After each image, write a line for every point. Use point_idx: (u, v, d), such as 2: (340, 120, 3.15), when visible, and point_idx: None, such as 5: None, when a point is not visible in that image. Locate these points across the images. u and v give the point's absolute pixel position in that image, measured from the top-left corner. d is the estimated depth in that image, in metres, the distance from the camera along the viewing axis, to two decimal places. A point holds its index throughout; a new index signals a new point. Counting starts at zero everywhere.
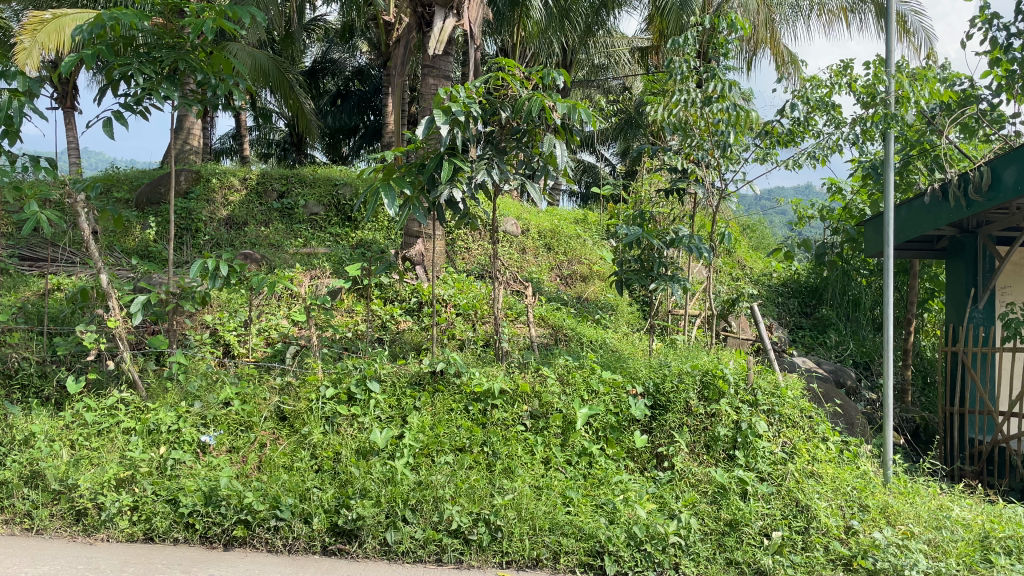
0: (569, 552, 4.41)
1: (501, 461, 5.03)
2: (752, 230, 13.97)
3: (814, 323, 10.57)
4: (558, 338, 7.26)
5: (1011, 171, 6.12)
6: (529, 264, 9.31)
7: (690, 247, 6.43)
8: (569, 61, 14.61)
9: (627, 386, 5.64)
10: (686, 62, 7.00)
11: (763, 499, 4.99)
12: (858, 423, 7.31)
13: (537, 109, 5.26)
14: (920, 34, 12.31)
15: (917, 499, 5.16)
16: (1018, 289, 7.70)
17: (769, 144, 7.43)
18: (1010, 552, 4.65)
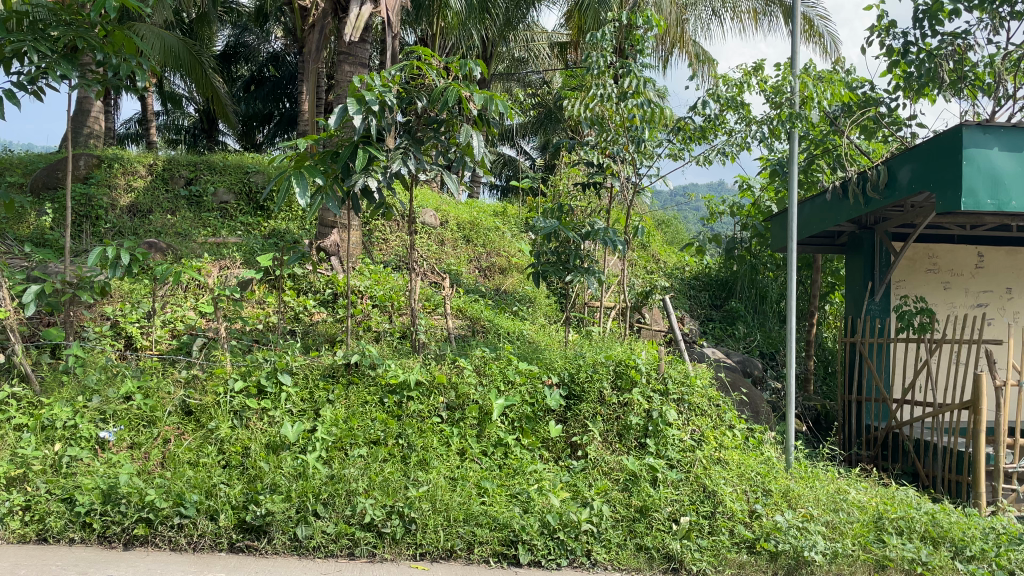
0: (483, 542, 4.45)
1: (416, 453, 4.99)
2: (667, 225, 14.27)
3: (724, 315, 10.86)
4: (475, 330, 7.27)
5: (904, 171, 6.44)
6: (448, 256, 9.26)
7: (605, 241, 6.56)
8: (490, 54, 14.58)
9: (542, 376, 5.67)
10: (604, 56, 7.05)
11: (672, 485, 5.12)
12: (763, 411, 7.61)
13: (454, 98, 5.23)
14: (826, 38, 12.84)
15: (817, 483, 5.39)
16: (911, 283, 8.13)
17: (682, 140, 7.58)
18: (901, 531, 4.91)
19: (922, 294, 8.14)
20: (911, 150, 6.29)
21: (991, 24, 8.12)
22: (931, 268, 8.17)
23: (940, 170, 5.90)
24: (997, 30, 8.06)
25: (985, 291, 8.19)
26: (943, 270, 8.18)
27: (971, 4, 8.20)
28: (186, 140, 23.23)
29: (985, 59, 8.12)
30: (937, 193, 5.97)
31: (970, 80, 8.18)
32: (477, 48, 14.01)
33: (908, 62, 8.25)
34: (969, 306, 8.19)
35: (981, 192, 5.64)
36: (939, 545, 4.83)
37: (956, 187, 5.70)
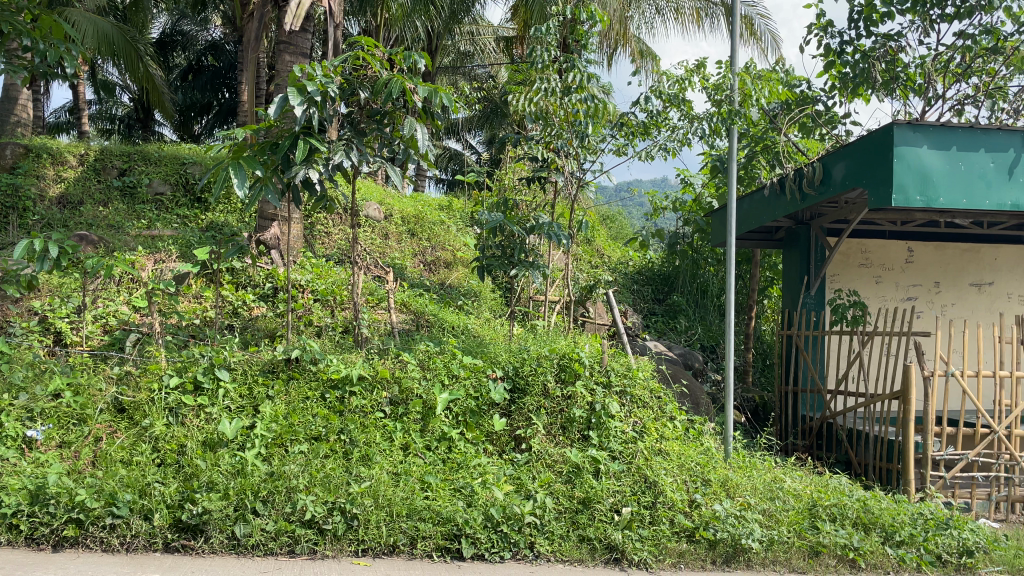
0: (426, 537, 4.44)
1: (358, 449, 4.94)
2: (611, 220, 14.42)
3: (666, 309, 11.02)
4: (419, 324, 7.24)
5: (838, 167, 6.62)
6: (392, 250, 9.19)
7: (550, 235, 6.53)
8: (435, 47, 14.47)
9: (487, 369, 5.66)
10: (548, 51, 7.06)
11: (614, 476, 5.17)
12: (703, 403, 7.77)
13: (398, 90, 5.18)
14: (765, 38, 13.10)
15: (754, 473, 5.51)
16: (845, 277, 8.38)
17: (626, 136, 7.65)
18: (834, 518, 5.05)
19: (856, 287, 8.39)
20: (845, 148, 6.46)
21: (922, 26, 8.41)
22: (864, 262, 8.43)
23: (873, 168, 6.08)
24: (928, 33, 8.36)
25: (915, 285, 8.49)
26: (875, 265, 8.45)
27: (904, 7, 8.48)
28: (121, 130, 22.54)
29: (916, 60, 8.40)
30: (870, 189, 6.15)
31: (902, 81, 8.46)
32: (422, 41, 13.91)
33: (844, 61, 8.49)
34: (899, 299, 8.48)
35: (911, 189, 5.83)
36: (870, 530, 4.99)
37: (888, 184, 5.88)
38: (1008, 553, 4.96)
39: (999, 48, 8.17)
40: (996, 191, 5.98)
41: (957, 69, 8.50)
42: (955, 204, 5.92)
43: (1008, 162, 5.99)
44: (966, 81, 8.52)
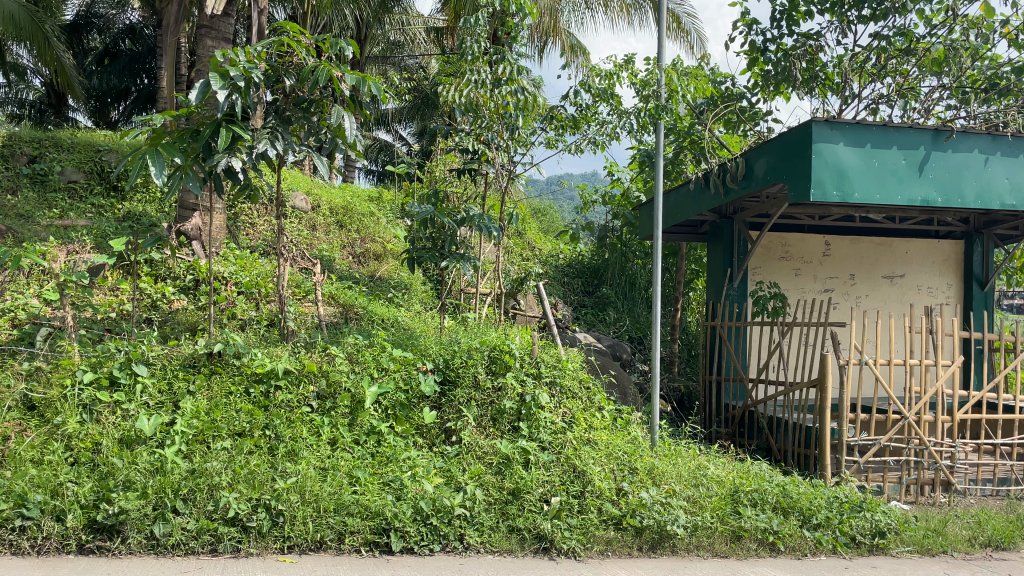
0: (354, 532, 4.39)
1: (284, 444, 4.85)
2: (543, 214, 14.52)
3: (595, 301, 11.15)
4: (348, 317, 7.16)
5: (760, 163, 6.82)
6: (320, 242, 9.03)
7: (481, 227, 6.53)
8: (364, 35, 14.25)
9: (417, 362, 5.60)
10: (478, 42, 7.03)
11: (543, 467, 5.21)
12: (630, 392, 7.91)
13: (325, 78, 5.07)
14: (692, 35, 13.36)
15: (679, 460, 5.64)
16: (767, 270, 8.65)
17: (556, 129, 7.69)
18: (755, 503, 5.20)
19: (776, 280, 8.66)
20: (767, 144, 6.66)
21: (840, 26, 8.71)
22: (784, 255, 8.71)
23: (793, 163, 6.28)
24: (845, 33, 8.67)
25: (831, 277, 8.81)
26: (794, 258, 8.73)
27: (823, 8, 8.77)
28: (30, 115, 21.50)
29: (834, 60, 8.71)
30: (790, 184, 6.35)
31: (821, 80, 8.77)
32: (351, 29, 13.69)
33: (767, 60, 8.74)
34: (817, 291, 8.79)
35: (828, 184, 6.05)
36: (789, 514, 5.16)
37: (806, 179, 6.09)
38: (917, 533, 5.21)
39: (912, 50, 8.54)
40: (907, 186, 6.23)
41: (872, 69, 8.85)
42: (870, 199, 6.16)
43: (919, 159, 6.24)
44: (880, 81, 8.87)
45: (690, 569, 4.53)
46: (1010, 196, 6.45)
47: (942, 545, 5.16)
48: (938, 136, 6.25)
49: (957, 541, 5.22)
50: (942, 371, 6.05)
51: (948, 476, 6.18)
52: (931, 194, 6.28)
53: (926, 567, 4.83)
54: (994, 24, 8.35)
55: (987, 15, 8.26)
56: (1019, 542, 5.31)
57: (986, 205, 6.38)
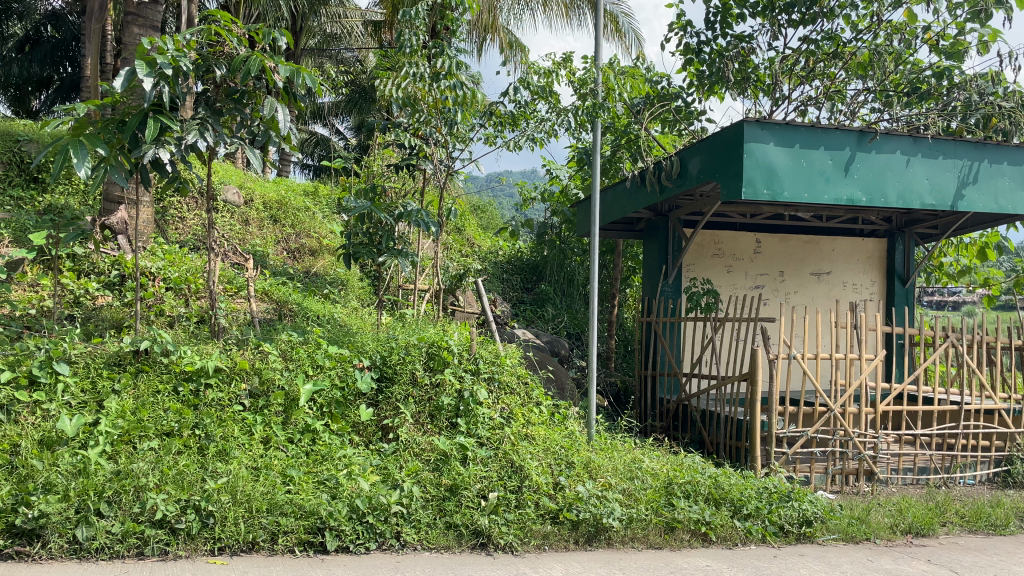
0: (287, 532, 4.31)
1: (214, 444, 4.73)
2: (482, 211, 14.51)
3: (534, 298, 11.19)
4: (282, 314, 7.03)
5: (694, 161, 6.97)
6: (253, 236, 8.83)
7: (418, 223, 6.39)
8: (299, 28, 14.00)
9: (353, 359, 5.53)
10: (416, 35, 6.95)
11: (481, 463, 5.21)
12: (568, 387, 7.98)
13: (257, 69, 4.96)
14: (629, 35, 13.52)
15: (615, 454, 5.71)
16: (701, 266, 8.83)
17: (495, 126, 7.68)
18: (688, 495, 5.31)
19: (710, 277, 8.85)
20: (701, 143, 6.80)
21: (772, 30, 8.95)
22: (717, 252, 8.90)
23: (725, 162, 6.43)
24: (777, 36, 8.91)
25: (762, 274, 9.05)
26: (727, 255, 8.94)
27: (755, 10, 8.99)
28: None
29: (766, 62, 8.94)
30: (722, 183, 6.50)
31: (753, 81, 9.00)
32: (286, 20, 13.43)
33: (702, 60, 8.93)
34: (748, 287, 9.01)
35: (759, 183, 6.22)
36: (720, 505, 5.28)
37: (738, 177, 6.24)
38: (843, 521, 5.39)
39: (840, 54, 8.83)
40: (833, 186, 6.43)
41: (801, 72, 9.12)
42: (798, 198, 6.34)
43: (844, 159, 6.45)
44: (809, 84, 9.15)
45: (625, 561, 4.60)
46: (931, 196, 6.68)
47: (866, 533, 5.35)
48: (863, 137, 6.46)
49: (879, 528, 5.42)
50: (865, 365, 6.26)
51: (871, 466, 6.40)
52: (856, 194, 6.49)
53: (850, 553, 5.01)
54: (916, 30, 8.70)
55: (910, 21, 8.59)
56: (936, 528, 5.54)
57: (908, 205, 6.61)
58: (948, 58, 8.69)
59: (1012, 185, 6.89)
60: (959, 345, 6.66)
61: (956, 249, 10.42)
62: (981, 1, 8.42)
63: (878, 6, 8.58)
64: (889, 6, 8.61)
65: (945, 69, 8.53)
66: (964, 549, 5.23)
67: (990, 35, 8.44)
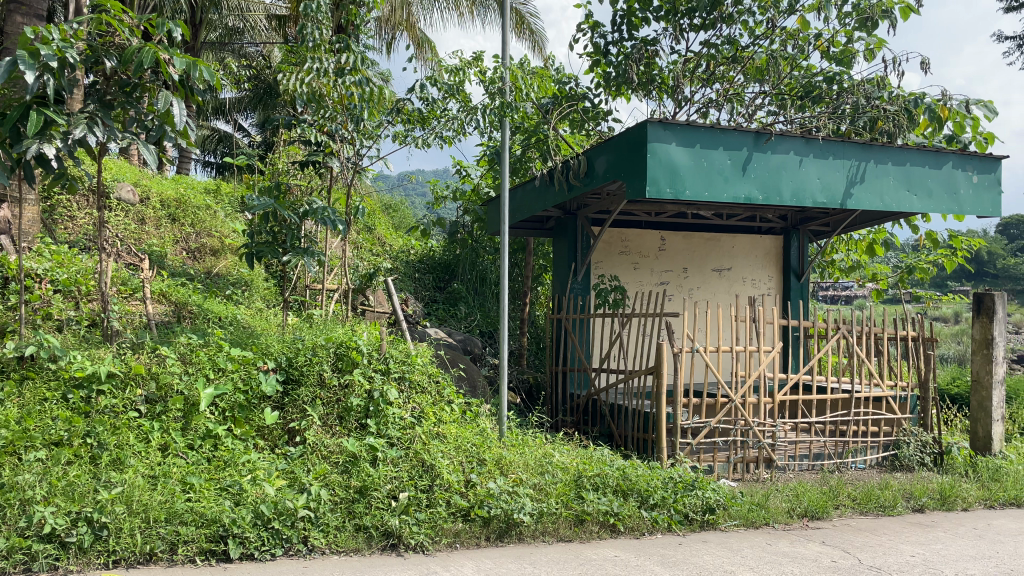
0: (188, 541, 4.15)
1: (108, 453, 4.52)
2: (393, 210, 14.38)
3: (446, 297, 11.15)
4: (180, 316, 6.79)
5: (600, 161, 7.11)
6: (149, 236, 8.48)
7: (324, 220, 6.27)
8: (199, 20, 13.52)
9: (257, 361, 5.39)
10: (320, 30, 6.83)
11: (392, 463, 5.15)
12: (479, 385, 8.01)
13: (150, 61, 4.75)
14: (536, 35, 13.65)
15: (526, 449, 5.76)
16: (609, 264, 9.00)
17: (403, 123, 7.59)
18: (597, 487, 5.40)
19: (618, 273, 9.02)
20: (607, 143, 6.93)
21: (674, 33, 9.21)
22: (624, 250, 9.09)
23: (630, 162, 6.58)
24: (679, 40, 9.18)
25: (666, 270, 9.29)
26: (633, 252, 9.13)
27: (659, 14, 9.23)
28: None
29: (669, 64, 9.21)
30: (628, 182, 6.65)
31: (657, 83, 9.26)
32: (184, 13, 12.93)
33: (608, 62, 9.12)
34: (654, 283, 9.24)
35: (662, 182, 6.40)
36: (628, 496, 5.40)
37: (642, 177, 6.40)
38: (743, 507, 5.59)
39: (738, 58, 9.20)
40: (732, 185, 6.67)
41: (702, 75, 9.43)
42: (698, 197, 6.56)
43: (742, 159, 6.70)
44: (710, 86, 9.47)
45: (536, 555, 4.64)
46: (822, 194, 7.00)
47: (765, 518, 5.57)
48: (759, 138, 6.73)
49: (778, 513, 5.65)
50: (764, 357, 6.50)
51: (770, 453, 6.67)
52: (753, 193, 6.75)
53: (750, 538, 5.21)
54: (808, 37, 9.12)
55: (802, 28, 9.00)
56: (831, 511, 5.83)
57: (801, 203, 6.90)
58: (838, 63, 9.15)
59: (896, 185, 7.28)
60: (850, 336, 7.01)
61: (847, 245, 10.96)
62: (868, 10, 8.90)
63: (773, 13, 8.96)
64: (783, 13, 9.00)
65: (835, 75, 8.98)
66: (855, 530, 5.52)
67: (876, 43, 8.93)
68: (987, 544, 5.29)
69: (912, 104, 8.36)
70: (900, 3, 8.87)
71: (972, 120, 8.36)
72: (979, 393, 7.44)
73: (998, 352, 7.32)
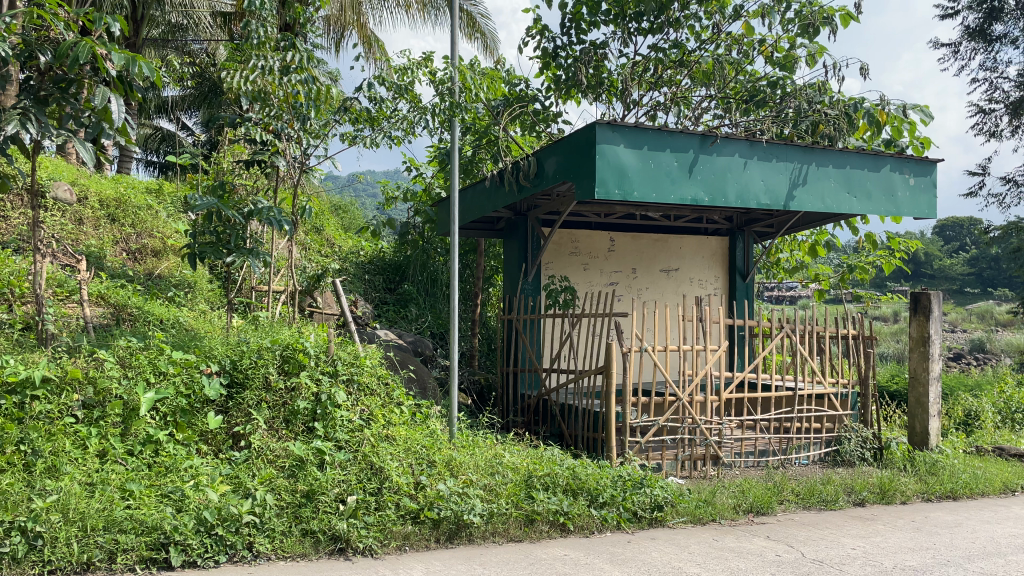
0: (127, 550, 4.03)
1: (43, 460, 4.39)
2: (343, 211, 14.22)
3: (397, 298, 11.08)
4: (120, 319, 6.61)
5: (550, 162, 7.15)
6: (87, 236, 8.24)
7: (270, 220, 6.16)
8: (140, 16, 13.18)
9: (200, 364, 5.26)
10: (264, 27, 6.72)
11: (339, 466, 5.09)
12: (430, 387, 7.98)
13: (87, 55, 4.59)
14: (487, 36, 13.67)
15: (476, 451, 5.74)
16: (560, 264, 9.04)
17: (352, 122, 7.50)
18: (548, 487, 5.42)
19: (568, 274, 9.07)
20: (557, 144, 6.97)
21: (623, 36, 9.31)
22: (574, 251, 9.13)
23: (579, 164, 6.63)
24: (627, 43, 9.28)
25: (616, 271, 9.37)
26: (583, 253, 9.18)
27: (607, 18, 9.32)
28: None
29: (618, 67, 9.31)
30: (577, 183, 6.69)
31: (606, 86, 9.35)
32: (124, 8, 12.59)
33: (558, 65, 9.17)
34: (604, 284, 9.30)
35: (610, 183, 6.46)
36: (578, 495, 5.43)
37: (591, 178, 6.45)
38: (690, 504, 5.67)
39: (685, 62, 9.34)
40: (679, 186, 6.76)
41: (650, 79, 9.55)
42: (646, 198, 6.64)
43: (688, 161, 6.80)
44: (658, 90, 9.59)
45: (486, 556, 4.63)
46: (766, 196, 7.15)
47: (712, 514, 5.65)
48: (705, 140, 6.84)
49: (724, 509, 5.74)
50: (710, 356, 6.59)
51: (717, 450, 6.77)
52: (699, 194, 6.86)
53: (698, 535, 5.29)
54: (753, 42, 9.31)
55: (748, 33, 9.18)
56: (775, 507, 5.95)
57: (746, 204, 7.04)
58: (782, 68, 9.35)
59: (837, 187, 7.47)
60: (793, 335, 7.16)
61: (792, 246, 11.21)
62: (810, 16, 9.12)
63: (718, 18, 9.12)
64: (729, 18, 9.16)
65: (779, 79, 9.17)
66: (799, 524, 5.64)
67: (818, 49, 9.15)
68: (924, 536, 5.45)
69: (852, 108, 8.58)
70: (841, 10, 9.11)
71: (909, 125, 8.61)
72: (917, 389, 7.67)
73: (933, 349, 7.56)
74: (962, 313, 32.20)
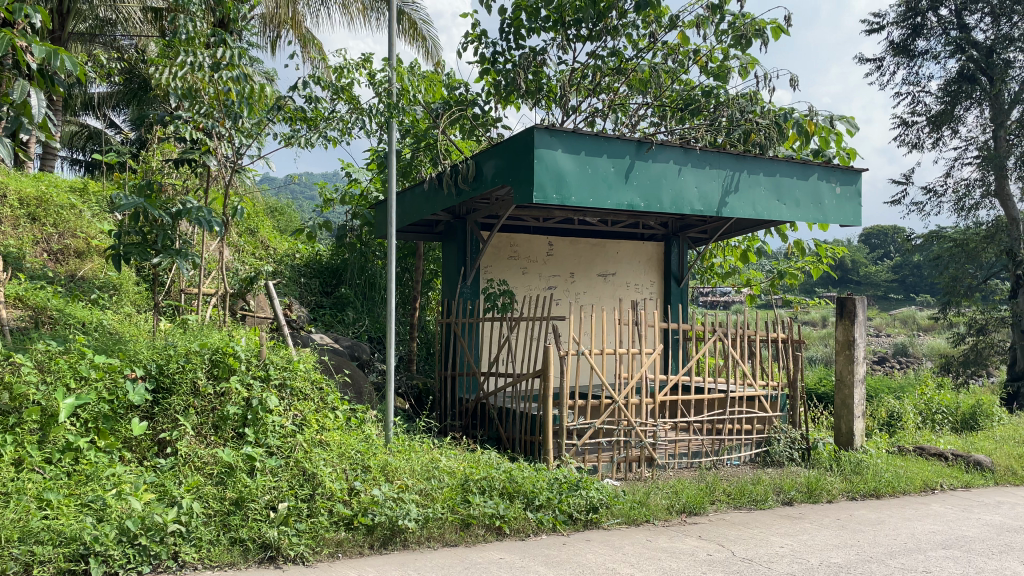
0: (44, 561, 3.84)
1: None
2: (278, 213, 13.97)
3: (333, 302, 10.93)
4: (39, 322, 6.35)
5: (489, 165, 7.15)
6: (5, 236, 7.91)
7: (198, 221, 6.00)
8: (65, 9, 12.72)
9: (124, 369, 5.10)
10: (194, 22, 6.55)
11: (270, 473, 4.98)
12: (365, 392, 7.91)
13: (5, 47, 4.38)
14: (428, 41, 13.62)
15: (412, 455, 5.69)
16: (498, 268, 9.05)
17: (287, 122, 7.37)
18: (483, 490, 5.41)
19: (506, 278, 9.09)
20: (495, 147, 6.98)
21: (562, 43, 9.40)
22: (512, 255, 9.16)
23: (518, 168, 6.66)
24: (566, 49, 9.38)
25: (554, 275, 9.42)
26: (521, 257, 9.21)
27: (546, 25, 9.40)
28: None
29: (557, 73, 9.39)
30: (516, 187, 6.71)
31: (545, 91, 9.42)
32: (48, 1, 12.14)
33: (497, 70, 9.21)
34: (542, 288, 9.35)
35: (548, 187, 6.50)
36: (514, 498, 5.44)
37: (529, 182, 6.48)
38: (625, 506, 5.73)
39: (622, 70, 9.49)
40: (615, 192, 6.85)
41: (589, 86, 9.67)
42: (584, 203, 6.70)
43: (625, 167, 6.89)
44: (596, 96, 9.70)
45: (420, 561, 4.59)
46: (699, 202, 7.30)
47: (646, 515, 5.72)
48: (641, 146, 6.95)
49: (657, 509, 5.82)
50: (645, 359, 6.68)
51: (651, 452, 6.86)
52: (635, 200, 6.96)
53: (631, 536, 5.35)
54: (688, 52, 9.51)
55: (683, 43, 9.37)
56: (707, 507, 6.06)
57: (680, 210, 7.17)
58: (715, 78, 9.57)
59: (767, 194, 7.67)
60: (725, 338, 7.32)
61: (725, 252, 11.47)
62: (742, 28, 9.36)
63: (655, 27, 9.29)
64: (665, 28, 9.34)
65: (712, 89, 9.39)
66: (730, 524, 5.76)
67: (749, 61, 9.40)
68: (848, 533, 5.63)
69: (782, 118, 8.83)
70: (771, 23, 9.38)
71: (835, 135, 8.91)
72: (842, 390, 7.92)
73: (858, 352, 7.82)
74: (887, 319, 33.41)
